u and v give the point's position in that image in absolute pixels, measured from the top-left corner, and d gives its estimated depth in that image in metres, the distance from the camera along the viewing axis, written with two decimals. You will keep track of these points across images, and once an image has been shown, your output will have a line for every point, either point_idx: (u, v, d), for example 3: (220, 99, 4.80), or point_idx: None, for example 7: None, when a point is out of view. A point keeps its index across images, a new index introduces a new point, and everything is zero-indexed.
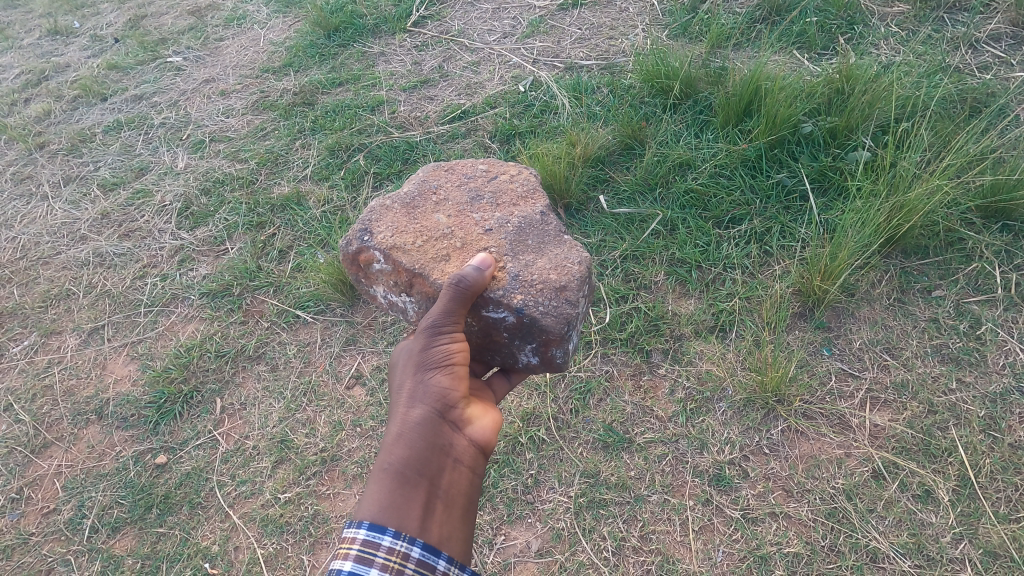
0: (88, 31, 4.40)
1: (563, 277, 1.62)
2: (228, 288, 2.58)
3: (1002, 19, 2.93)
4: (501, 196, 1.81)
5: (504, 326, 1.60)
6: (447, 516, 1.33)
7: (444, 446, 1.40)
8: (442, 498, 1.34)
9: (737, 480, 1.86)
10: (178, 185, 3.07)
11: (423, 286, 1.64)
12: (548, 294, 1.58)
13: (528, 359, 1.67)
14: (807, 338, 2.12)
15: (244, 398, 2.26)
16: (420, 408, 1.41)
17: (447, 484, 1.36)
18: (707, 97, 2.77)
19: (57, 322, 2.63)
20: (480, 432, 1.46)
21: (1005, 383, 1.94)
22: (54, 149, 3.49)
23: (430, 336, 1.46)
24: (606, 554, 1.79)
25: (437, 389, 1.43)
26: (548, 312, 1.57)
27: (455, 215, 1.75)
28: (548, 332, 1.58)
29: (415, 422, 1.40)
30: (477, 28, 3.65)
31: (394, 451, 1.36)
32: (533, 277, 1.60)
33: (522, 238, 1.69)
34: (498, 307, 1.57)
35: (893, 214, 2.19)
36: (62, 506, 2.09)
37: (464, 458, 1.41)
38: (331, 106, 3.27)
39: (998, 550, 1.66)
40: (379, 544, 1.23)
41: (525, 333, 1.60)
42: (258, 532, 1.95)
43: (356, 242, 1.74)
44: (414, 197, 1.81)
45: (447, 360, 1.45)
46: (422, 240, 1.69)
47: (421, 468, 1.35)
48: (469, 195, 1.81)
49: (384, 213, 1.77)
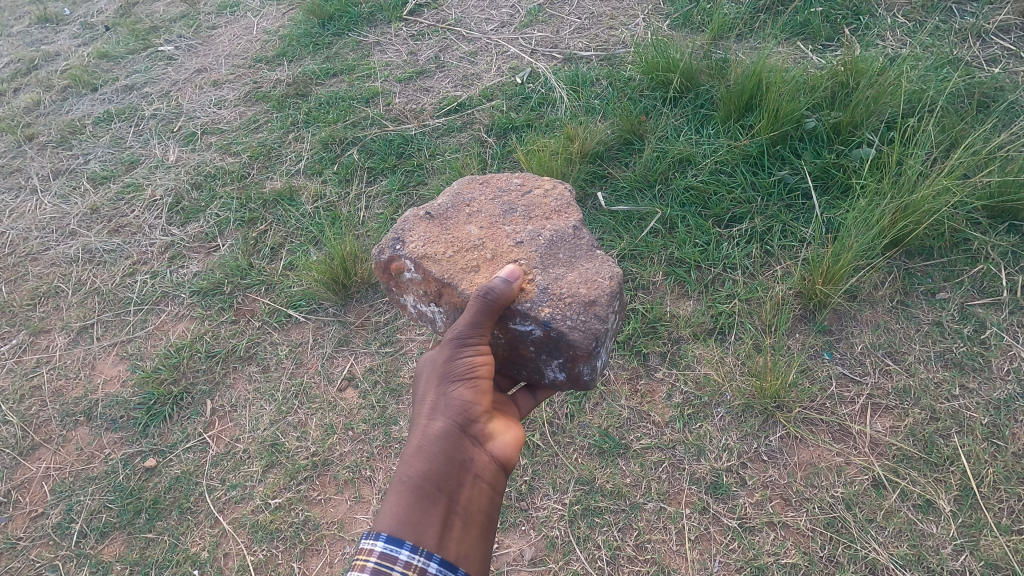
0: (79, 19, 4.32)
1: (594, 291, 1.56)
2: (219, 286, 2.54)
3: (1013, 9, 2.85)
4: (535, 209, 1.76)
5: (530, 339, 1.56)
6: (465, 534, 1.29)
7: (464, 461, 1.37)
8: (461, 516, 1.31)
9: (735, 488, 1.83)
10: (169, 179, 3.01)
11: (452, 296, 1.59)
12: (577, 308, 1.53)
13: (554, 375, 1.62)
14: (807, 342, 2.08)
15: (235, 399, 2.23)
16: (441, 420, 1.38)
17: (467, 501, 1.33)
18: (709, 91, 2.70)
19: (45, 321, 2.59)
20: (502, 448, 1.42)
21: (1009, 389, 1.90)
22: (43, 141, 3.43)
23: (456, 347, 1.42)
24: (601, 564, 1.76)
25: (459, 402, 1.40)
26: (575, 327, 1.52)
27: (488, 226, 1.70)
28: (576, 347, 1.52)
29: (435, 435, 1.37)
30: (475, 16, 3.56)
31: (415, 463, 1.34)
32: (562, 291, 1.55)
33: (553, 251, 1.64)
34: (526, 320, 1.52)
35: (898, 216, 2.14)
36: (50, 510, 2.07)
37: (484, 474, 1.38)
38: (325, 98, 3.20)
39: (1000, 563, 1.63)
40: (396, 557, 1.20)
41: (551, 348, 1.55)
42: (248, 538, 1.93)
43: (387, 250, 1.69)
44: (448, 208, 1.76)
45: (471, 373, 1.42)
46: (453, 250, 1.64)
47: (441, 484, 1.32)
48: (502, 208, 1.76)
49: (416, 222, 1.73)
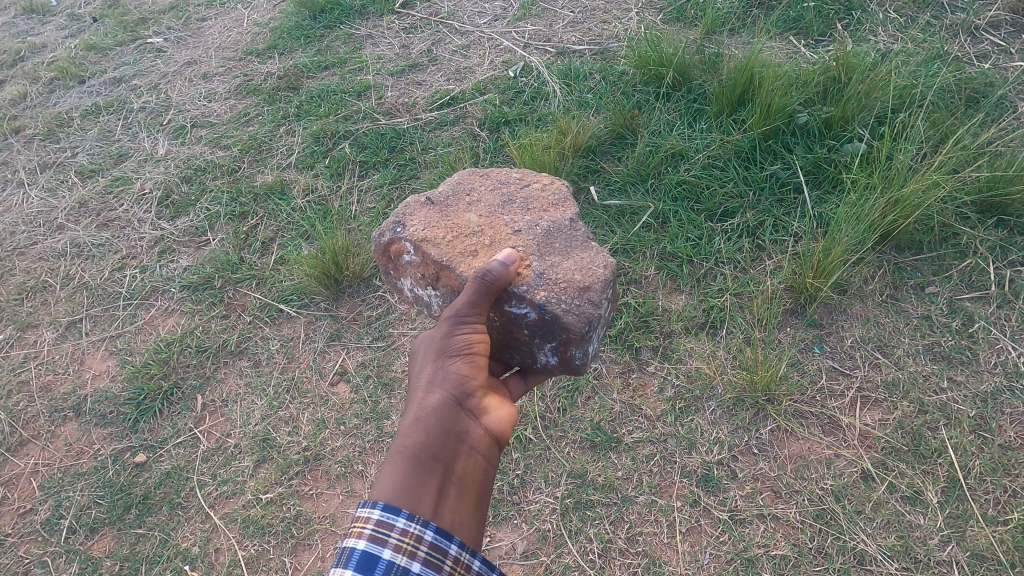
0: (65, 9, 4.27)
1: (588, 278, 1.56)
2: (209, 281, 2.52)
3: (1003, 5, 2.86)
4: (534, 202, 1.75)
5: (525, 322, 1.56)
6: (460, 502, 1.28)
7: (460, 433, 1.36)
8: (456, 485, 1.29)
9: (725, 481, 1.84)
10: (158, 173, 2.99)
11: (449, 279, 1.59)
12: (572, 292, 1.53)
13: (547, 359, 1.62)
14: (798, 335, 2.09)
15: (226, 395, 2.21)
16: (438, 393, 1.38)
17: (462, 472, 1.32)
18: (701, 85, 2.70)
19: (33, 316, 2.56)
20: (496, 422, 1.42)
21: (996, 382, 1.92)
22: (29, 134, 3.38)
23: (454, 323, 1.44)
24: (592, 557, 1.77)
25: (455, 376, 1.40)
26: (570, 310, 1.52)
27: (487, 215, 1.70)
28: (570, 331, 1.52)
29: (432, 407, 1.36)
30: (468, 10, 3.54)
31: (411, 434, 1.32)
32: (558, 277, 1.55)
33: (550, 241, 1.64)
34: (521, 302, 1.53)
35: (889, 210, 2.15)
36: (39, 506, 2.05)
37: (479, 447, 1.37)
38: (316, 91, 3.18)
39: (985, 553, 1.65)
40: (393, 525, 1.19)
41: (546, 331, 1.55)
42: (239, 533, 1.92)
43: (388, 232, 1.70)
44: (449, 197, 1.76)
45: (468, 349, 1.42)
46: (452, 236, 1.64)
47: (437, 454, 1.30)
48: (502, 199, 1.75)
49: (418, 207, 1.73)
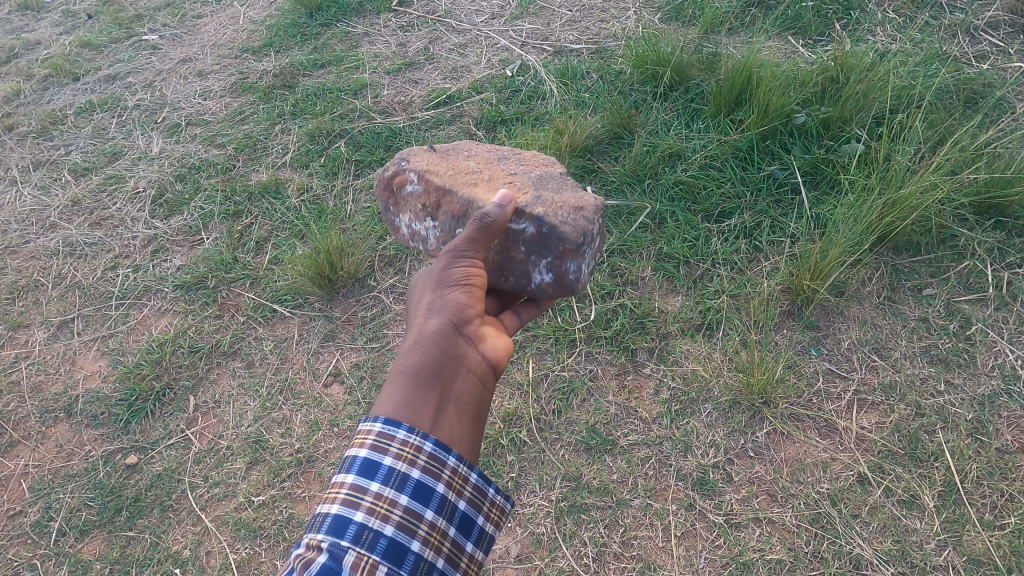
0: (60, 6, 4.24)
1: (582, 200, 1.66)
2: (202, 281, 2.50)
3: (1002, 5, 2.85)
4: (531, 154, 1.85)
5: (522, 238, 1.62)
6: (458, 419, 1.26)
7: (458, 356, 1.34)
8: (455, 403, 1.28)
9: (721, 484, 1.83)
10: (152, 171, 2.96)
11: (450, 202, 1.67)
12: (567, 208, 1.62)
13: (541, 280, 1.65)
14: (795, 337, 2.08)
15: (218, 396, 2.19)
16: (438, 318, 1.36)
17: (460, 392, 1.30)
18: (699, 85, 2.69)
19: (24, 316, 2.54)
20: (493, 350, 1.40)
21: (993, 385, 1.91)
22: (22, 132, 3.35)
23: (452, 257, 1.44)
24: (587, 560, 1.75)
25: (454, 303, 1.39)
26: (566, 222, 1.60)
27: (487, 158, 1.81)
28: (565, 241, 1.59)
29: (431, 331, 1.34)
30: (465, 8, 3.52)
31: (410, 355, 1.30)
32: (554, 198, 1.65)
33: (545, 176, 1.73)
34: (519, 217, 1.61)
35: (886, 211, 2.14)
36: (29, 508, 2.03)
37: (477, 370, 1.35)
38: (312, 89, 3.16)
39: (982, 558, 1.64)
40: (394, 436, 1.18)
41: (542, 246, 1.61)
42: (231, 536, 1.90)
43: (393, 168, 1.80)
44: (452, 147, 1.87)
45: (467, 279, 1.42)
46: (453, 168, 1.74)
47: (436, 373, 1.28)
48: (501, 150, 1.86)
49: (422, 151, 1.84)
